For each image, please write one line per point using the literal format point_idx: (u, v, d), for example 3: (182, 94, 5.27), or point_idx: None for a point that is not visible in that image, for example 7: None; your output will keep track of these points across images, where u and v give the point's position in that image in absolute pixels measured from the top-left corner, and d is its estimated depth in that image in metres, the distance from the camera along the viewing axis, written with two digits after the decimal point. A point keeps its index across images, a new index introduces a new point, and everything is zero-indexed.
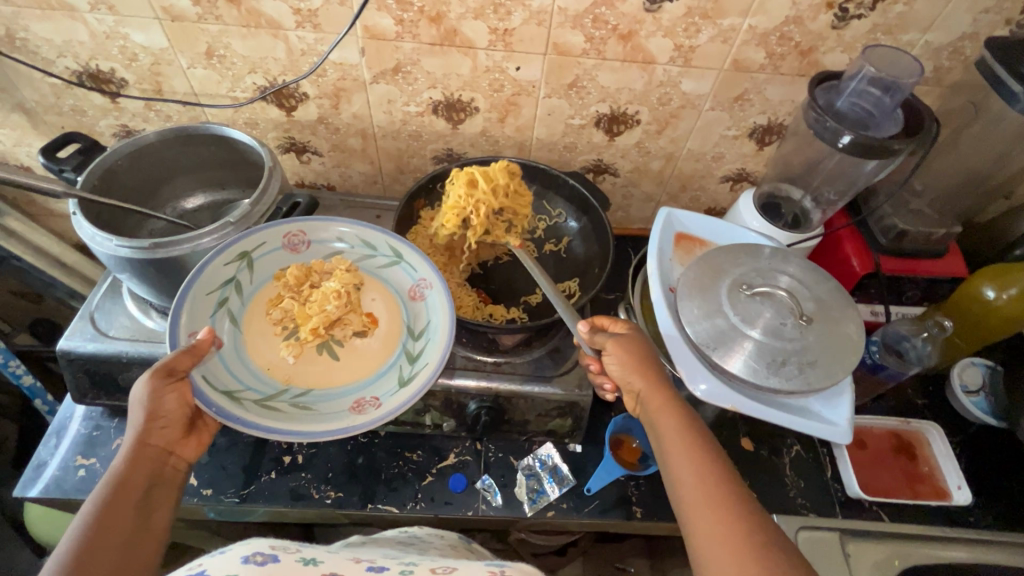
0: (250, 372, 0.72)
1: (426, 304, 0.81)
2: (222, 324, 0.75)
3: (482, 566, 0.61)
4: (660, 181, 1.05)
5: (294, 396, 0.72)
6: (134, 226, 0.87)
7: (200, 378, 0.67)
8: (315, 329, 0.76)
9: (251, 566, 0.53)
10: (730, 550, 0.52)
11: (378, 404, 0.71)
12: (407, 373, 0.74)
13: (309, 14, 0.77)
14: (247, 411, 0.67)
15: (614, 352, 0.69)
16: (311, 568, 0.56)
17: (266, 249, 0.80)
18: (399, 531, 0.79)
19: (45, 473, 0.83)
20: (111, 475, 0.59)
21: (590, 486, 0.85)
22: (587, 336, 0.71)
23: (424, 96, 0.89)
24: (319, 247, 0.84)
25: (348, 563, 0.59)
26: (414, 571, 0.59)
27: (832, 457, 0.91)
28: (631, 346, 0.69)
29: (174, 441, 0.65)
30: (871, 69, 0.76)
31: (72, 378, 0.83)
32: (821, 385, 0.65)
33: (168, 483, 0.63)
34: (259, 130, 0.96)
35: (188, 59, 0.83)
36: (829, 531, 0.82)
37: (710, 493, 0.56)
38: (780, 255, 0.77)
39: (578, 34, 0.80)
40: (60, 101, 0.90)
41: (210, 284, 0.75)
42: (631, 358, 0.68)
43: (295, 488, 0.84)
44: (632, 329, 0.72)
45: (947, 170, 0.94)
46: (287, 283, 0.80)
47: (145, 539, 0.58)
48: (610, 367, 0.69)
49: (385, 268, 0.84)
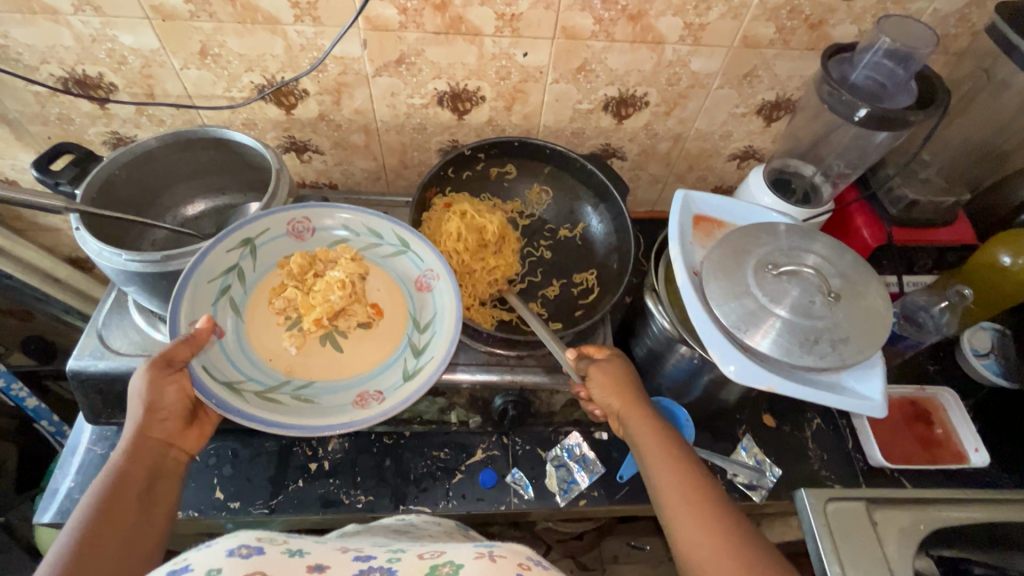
0: (252, 363, 0.70)
1: (433, 294, 0.79)
2: (224, 314, 0.72)
3: (470, 548, 0.55)
4: (668, 162, 1.04)
5: (296, 388, 0.69)
6: (136, 237, 0.84)
7: (201, 369, 0.64)
8: (318, 319, 0.73)
9: (236, 559, 0.48)
10: (681, 495, 0.61)
11: (382, 398, 0.69)
12: (411, 366, 0.72)
13: (308, 7, 0.74)
14: (248, 403, 0.65)
15: (596, 376, 0.71)
16: (296, 561, 0.51)
17: (270, 236, 0.77)
18: (396, 520, 0.76)
19: (63, 496, 0.81)
20: (112, 466, 0.59)
21: (623, 473, 0.86)
22: (573, 362, 0.73)
23: (428, 87, 0.86)
24: (323, 234, 0.81)
25: (335, 554, 0.54)
26: (401, 558, 0.54)
27: (853, 428, 0.93)
28: (613, 371, 0.72)
29: (175, 433, 0.65)
30: (887, 40, 0.75)
31: (84, 399, 0.81)
32: (854, 361, 0.65)
33: (168, 477, 0.63)
34: (258, 131, 0.93)
35: (181, 60, 0.80)
36: (855, 502, 0.81)
37: (695, 507, 0.59)
38: (802, 234, 0.76)
39: (587, 16, 0.78)
40: (46, 110, 0.85)
41: (213, 271, 0.71)
42: (610, 379, 0.71)
43: (325, 495, 0.83)
44: (615, 354, 0.75)
45: (953, 138, 0.95)
46: (290, 272, 0.76)
47: (150, 526, 0.58)
48: (593, 392, 0.72)
49: (392, 257, 0.82)
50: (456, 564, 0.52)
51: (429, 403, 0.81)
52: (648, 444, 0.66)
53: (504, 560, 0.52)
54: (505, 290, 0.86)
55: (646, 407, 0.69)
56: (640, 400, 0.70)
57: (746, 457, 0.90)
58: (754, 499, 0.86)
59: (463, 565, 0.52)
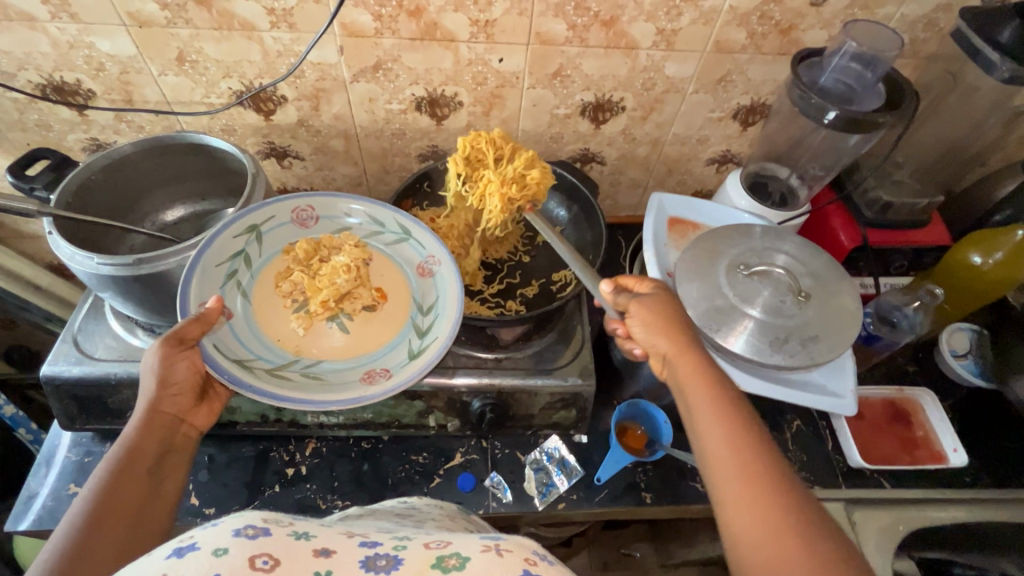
0: (261, 343, 0.72)
1: (435, 279, 0.81)
2: (233, 297, 0.74)
3: (476, 540, 0.48)
4: (648, 167, 1.05)
5: (305, 366, 0.71)
6: (113, 241, 0.83)
7: (211, 347, 0.66)
8: (325, 301, 0.75)
9: (242, 539, 0.42)
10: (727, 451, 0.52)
11: (389, 375, 0.70)
12: (416, 346, 0.74)
13: (284, 13, 0.75)
14: (258, 378, 0.66)
15: (639, 314, 0.64)
16: (302, 543, 0.44)
17: (275, 223, 0.79)
18: (397, 503, 0.73)
19: (37, 505, 0.80)
20: (124, 439, 0.59)
21: (600, 476, 0.85)
22: (609, 296, 0.68)
23: (406, 92, 0.87)
24: (328, 222, 0.84)
25: (341, 538, 0.47)
26: (407, 547, 0.47)
27: (832, 428, 0.92)
28: (656, 305, 0.65)
29: (186, 409, 0.65)
30: (854, 44, 0.76)
31: (59, 405, 0.80)
32: (824, 359, 0.66)
33: (178, 451, 0.63)
34: (237, 137, 0.93)
35: (158, 67, 0.80)
36: (834, 503, 0.86)
37: (746, 469, 0.50)
38: (774, 234, 0.77)
39: (561, 22, 0.79)
40: (24, 116, 0.86)
41: (220, 256, 0.73)
42: (656, 318, 0.64)
43: (302, 500, 0.82)
44: (658, 288, 0.67)
45: (927, 141, 0.96)
46: (296, 258, 0.79)
47: (157, 503, 0.57)
48: (636, 331, 0.65)
49: (394, 244, 0.84)
50: (464, 556, 0.44)
51: (407, 407, 0.81)
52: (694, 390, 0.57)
53: (511, 554, 0.45)
54: (526, 210, 0.81)
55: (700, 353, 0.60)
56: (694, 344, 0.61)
57: None
58: None
59: (470, 558, 0.45)
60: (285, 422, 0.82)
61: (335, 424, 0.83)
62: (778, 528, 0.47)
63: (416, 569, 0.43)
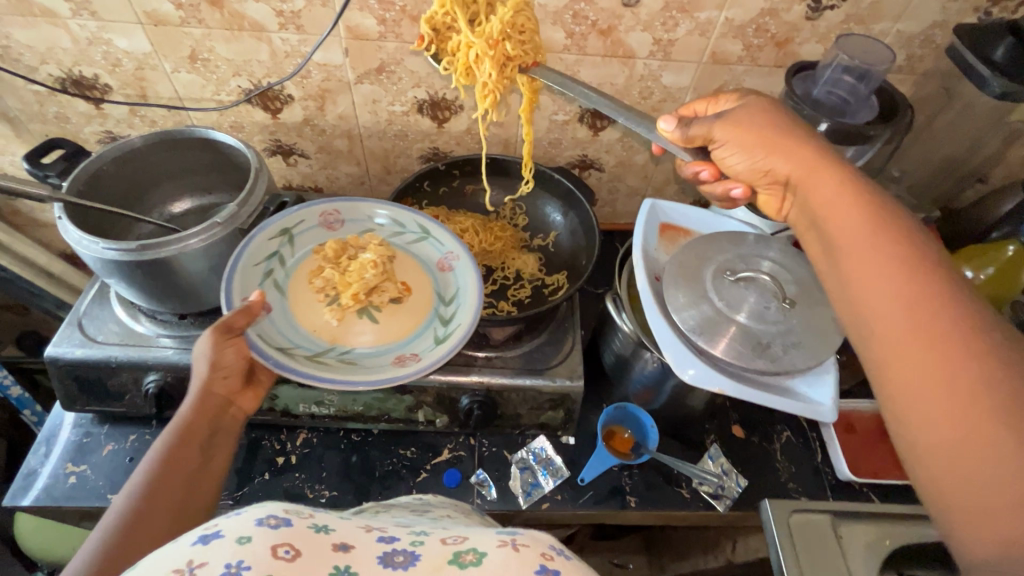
0: (298, 333, 0.74)
1: (454, 274, 0.83)
2: (269, 291, 0.77)
3: (492, 535, 0.49)
4: (646, 175, 1.06)
5: (341, 353, 0.73)
6: (121, 230, 0.87)
7: (256, 336, 0.70)
8: (356, 294, 0.77)
9: (265, 528, 0.43)
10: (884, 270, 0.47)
11: (419, 358, 0.73)
12: (442, 333, 0.76)
13: (292, 15, 0.78)
14: (300, 364, 0.69)
15: (731, 135, 0.62)
16: (322, 537, 0.45)
17: (305, 226, 0.85)
18: (412, 499, 0.74)
19: (35, 482, 0.82)
20: (178, 419, 0.62)
21: (583, 477, 0.86)
22: (676, 132, 0.65)
23: (408, 95, 0.90)
24: (353, 225, 0.88)
25: (360, 532, 0.48)
26: (423, 542, 0.48)
27: (822, 441, 0.93)
28: (752, 120, 0.61)
29: (234, 391, 0.68)
30: (846, 57, 0.77)
31: (61, 385, 0.82)
32: (805, 365, 0.67)
33: (225, 432, 0.66)
34: (245, 134, 0.96)
35: (171, 64, 0.84)
36: (819, 514, 0.82)
37: (900, 290, 0.45)
38: (763, 242, 0.78)
39: (560, 30, 0.81)
40: (44, 108, 0.90)
41: (256, 256, 0.78)
42: (754, 138, 0.60)
43: (289, 488, 0.84)
44: (744, 97, 0.65)
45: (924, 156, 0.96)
46: (326, 256, 0.82)
47: (203, 482, 0.60)
48: (737, 159, 0.63)
49: (415, 243, 0.87)
50: (480, 552, 0.45)
51: (396, 401, 0.82)
52: (852, 242, 0.50)
53: (527, 549, 0.46)
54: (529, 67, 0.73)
55: (835, 168, 0.54)
56: (824, 162, 0.55)
57: (713, 466, 0.89)
58: (720, 509, 0.85)
59: (487, 553, 0.45)
60: (277, 411, 0.83)
61: (326, 416, 0.84)
62: (942, 346, 0.42)
63: (433, 565, 0.44)
